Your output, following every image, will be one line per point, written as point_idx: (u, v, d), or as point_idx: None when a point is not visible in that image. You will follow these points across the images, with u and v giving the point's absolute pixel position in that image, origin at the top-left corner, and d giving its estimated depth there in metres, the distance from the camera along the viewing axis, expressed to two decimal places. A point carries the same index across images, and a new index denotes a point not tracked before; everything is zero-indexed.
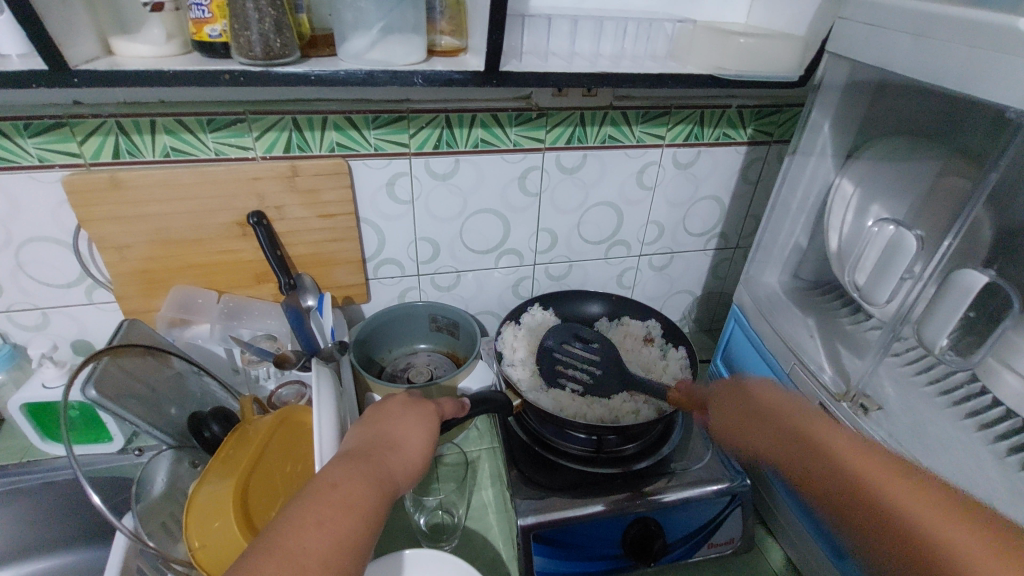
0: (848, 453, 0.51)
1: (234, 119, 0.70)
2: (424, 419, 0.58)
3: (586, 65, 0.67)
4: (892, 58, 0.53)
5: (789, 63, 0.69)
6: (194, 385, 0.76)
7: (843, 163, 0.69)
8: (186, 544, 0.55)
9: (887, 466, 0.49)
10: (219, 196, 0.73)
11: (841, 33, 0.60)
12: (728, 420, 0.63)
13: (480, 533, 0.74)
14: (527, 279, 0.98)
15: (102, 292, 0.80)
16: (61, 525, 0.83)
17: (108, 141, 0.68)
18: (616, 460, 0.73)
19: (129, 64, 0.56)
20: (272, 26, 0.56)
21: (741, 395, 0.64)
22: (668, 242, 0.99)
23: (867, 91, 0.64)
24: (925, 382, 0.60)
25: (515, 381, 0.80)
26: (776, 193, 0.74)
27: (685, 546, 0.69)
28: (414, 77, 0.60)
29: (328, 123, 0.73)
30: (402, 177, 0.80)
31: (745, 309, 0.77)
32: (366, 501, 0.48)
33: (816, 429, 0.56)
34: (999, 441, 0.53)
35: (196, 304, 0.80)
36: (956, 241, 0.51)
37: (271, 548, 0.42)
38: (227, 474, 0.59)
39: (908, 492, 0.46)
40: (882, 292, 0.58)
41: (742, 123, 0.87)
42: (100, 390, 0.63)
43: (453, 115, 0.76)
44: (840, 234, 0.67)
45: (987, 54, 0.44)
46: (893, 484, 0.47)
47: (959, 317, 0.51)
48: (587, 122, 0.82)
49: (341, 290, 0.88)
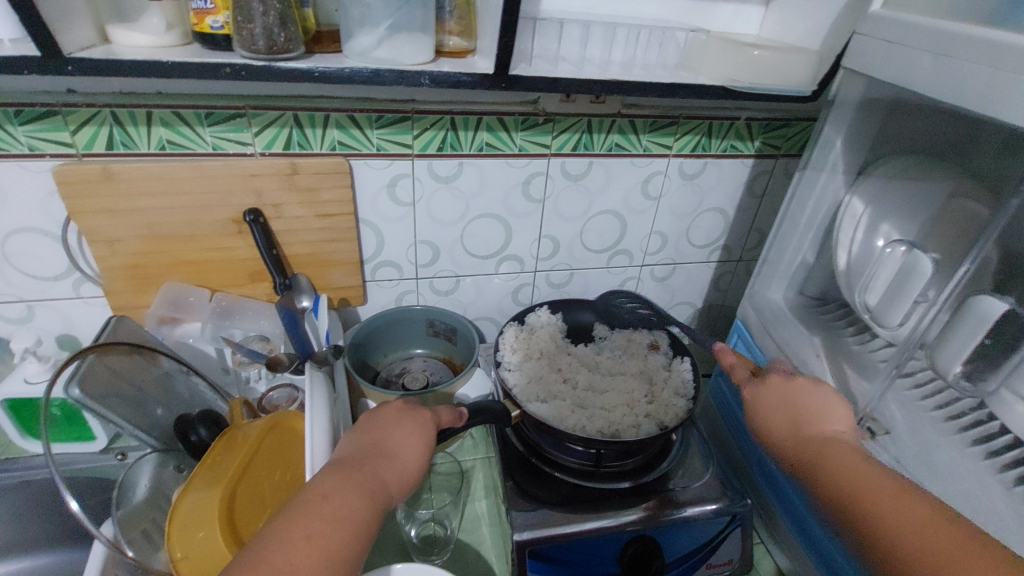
0: (866, 471, 0.47)
1: (233, 114, 0.68)
2: (420, 427, 0.56)
3: (596, 71, 0.66)
4: (911, 76, 0.52)
5: (802, 77, 0.67)
6: (182, 385, 0.73)
7: (853, 181, 0.68)
8: (169, 555, 0.52)
9: (907, 498, 0.44)
10: (215, 192, 0.71)
11: (858, 49, 0.59)
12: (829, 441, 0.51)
13: (472, 546, 0.73)
14: (527, 286, 0.96)
15: (90, 287, 0.78)
16: (37, 525, 0.80)
17: (102, 131, 0.66)
18: (614, 475, 0.71)
19: (126, 53, 0.54)
20: (277, 20, 0.54)
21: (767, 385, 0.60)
22: (671, 253, 0.98)
23: (880, 109, 0.63)
24: (931, 407, 0.59)
25: (513, 390, 0.77)
26: (784, 209, 0.73)
27: (683, 567, 0.67)
28: (421, 77, 0.59)
29: (330, 120, 0.71)
30: (403, 179, 0.78)
31: (748, 324, 0.76)
32: (357, 513, 0.46)
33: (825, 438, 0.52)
34: (1007, 470, 0.52)
35: (187, 303, 0.77)
36: (973, 267, 0.50)
37: (255, 563, 0.40)
38: (214, 483, 0.57)
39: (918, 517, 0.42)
40: (895, 314, 0.57)
41: (750, 136, 0.86)
42: (84, 388, 0.61)
43: (459, 117, 0.75)
44: (849, 252, 0.66)
45: (1010, 76, 0.43)
46: (901, 515, 0.43)
47: (973, 346, 0.51)
48: (595, 128, 0.80)
49: (338, 292, 0.86)
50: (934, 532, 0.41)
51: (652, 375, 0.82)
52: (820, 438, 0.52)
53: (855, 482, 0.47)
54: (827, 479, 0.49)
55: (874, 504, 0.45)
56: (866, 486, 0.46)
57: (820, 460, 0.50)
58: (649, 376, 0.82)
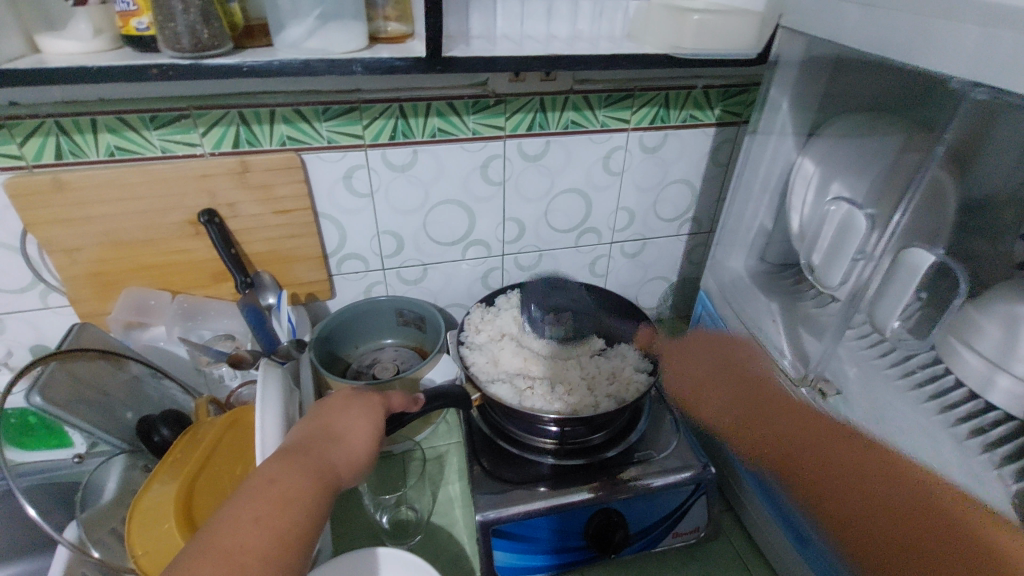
0: (845, 455, 0.55)
1: (178, 115, 0.68)
2: (368, 410, 0.57)
3: (538, 48, 0.65)
4: (842, 31, 0.50)
5: (747, 39, 0.64)
6: (151, 388, 0.75)
7: (804, 141, 0.66)
8: (131, 552, 0.54)
9: (866, 464, 0.54)
10: (169, 195, 0.72)
11: (794, 8, 0.57)
12: (772, 420, 0.63)
13: (444, 528, 0.74)
14: (496, 270, 0.96)
15: (57, 297, 0.79)
16: (13, 534, 0.81)
17: (50, 142, 0.67)
18: (581, 450, 0.71)
19: (54, 61, 0.54)
20: (199, 16, 0.54)
21: (718, 345, 0.74)
22: (640, 228, 0.97)
23: (824, 67, 0.61)
24: (887, 364, 0.60)
25: (471, 370, 0.77)
26: (739, 174, 0.72)
27: (647, 539, 0.68)
28: (353, 65, 0.58)
29: (277, 116, 0.71)
30: (359, 170, 0.78)
31: (710, 295, 0.77)
32: (306, 493, 0.47)
33: (794, 409, 0.61)
34: (960, 424, 0.53)
35: (149, 306, 0.78)
36: (905, 218, 0.52)
37: (205, 547, 0.41)
38: (175, 477, 0.59)
39: (883, 497, 0.52)
40: (834, 274, 0.58)
41: (708, 104, 0.85)
42: (46, 395, 0.62)
43: (407, 104, 0.74)
44: (801, 214, 0.66)
45: (929, 22, 0.41)
46: (883, 485, 0.52)
47: (905, 301, 0.52)
48: (548, 107, 0.80)
49: (303, 287, 0.86)
50: (941, 511, 0.48)
51: (598, 361, 0.79)
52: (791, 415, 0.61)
53: (870, 470, 0.53)
54: (803, 473, 0.59)
55: (862, 492, 0.54)
56: (863, 486, 0.54)
57: (796, 457, 0.60)
58: (607, 372, 0.77)
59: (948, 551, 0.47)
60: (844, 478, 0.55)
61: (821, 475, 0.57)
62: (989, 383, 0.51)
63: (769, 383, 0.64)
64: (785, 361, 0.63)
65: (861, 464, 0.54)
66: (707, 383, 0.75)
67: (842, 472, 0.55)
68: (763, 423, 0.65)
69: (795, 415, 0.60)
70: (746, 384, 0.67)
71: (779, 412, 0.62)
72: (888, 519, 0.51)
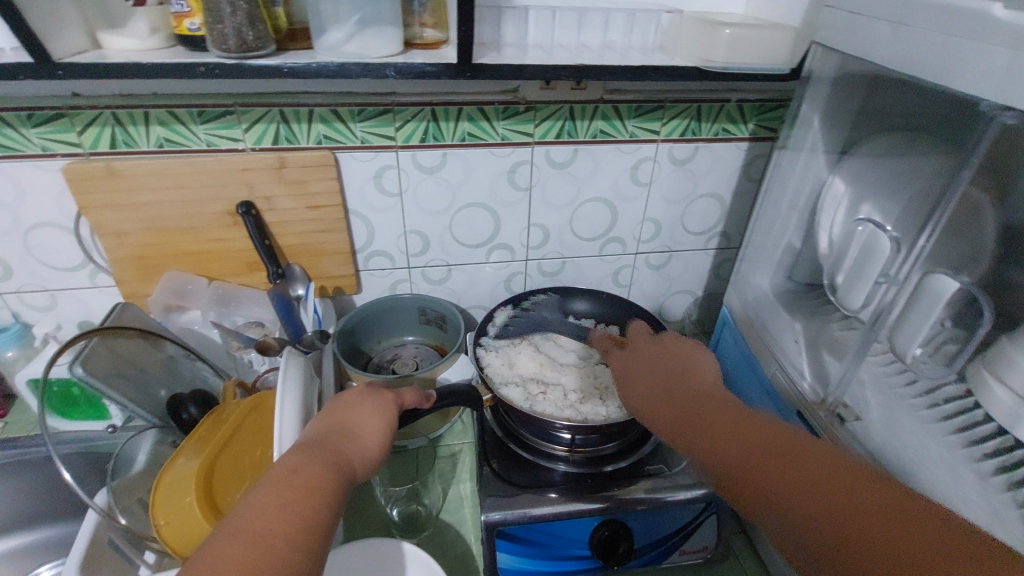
0: (813, 469, 0.42)
1: (223, 112, 0.72)
2: (381, 407, 0.59)
3: (567, 57, 0.66)
4: (875, 46, 0.49)
5: (780, 54, 0.65)
6: (184, 368, 0.79)
7: (836, 160, 0.65)
8: (154, 521, 0.58)
9: (862, 482, 0.40)
10: (210, 186, 0.76)
11: (828, 23, 0.56)
12: (709, 408, 0.52)
13: (453, 526, 0.75)
14: (519, 275, 0.97)
15: (105, 277, 0.84)
16: (51, 498, 0.87)
17: (105, 132, 0.71)
18: (591, 459, 0.71)
19: (114, 57, 0.58)
20: (245, 19, 0.57)
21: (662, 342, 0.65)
22: (666, 240, 0.97)
23: (859, 84, 0.60)
24: (914, 394, 0.58)
25: (487, 370, 0.78)
26: (768, 190, 0.74)
27: (655, 551, 0.68)
28: (386, 69, 0.60)
29: (314, 115, 0.74)
30: (389, 170, 0.81)
31: (733, 312, 0.78)
32: (325, 484, 0.48)
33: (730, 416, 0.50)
34: (986, 460, 0.51)
35: (187, 291, 0.83)
36: (930, 241, 0.52)
37: (237, 529, 0.42)
38: (200, 452, 0.62)
39: (838, 490, 0.40)
40: (856, 297, 0.59)
41: (742, 118, 0.84)
42: (86, 368, 0.67)
43: (439, 108, 0.76)
44: (831, 234, 0.65)
45: (959, 41, 0.40)
46: (859, 495, 0.39)
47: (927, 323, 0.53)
48: (577, 115, 0.80)
49: (331, 280, 0.89)
50: (866, 501, 0.38)
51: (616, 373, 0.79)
52: (747, 430, 0.48)
53: (833, 481, 0.41)
54: (793, 480, 0.42)
55: (808, 502, 0.40)
56: (801, 490, 0.41)
57: (753, 473, 0.44)
58: None
59: (928, 554, 0.34)
60: (883, 532, 0.36)
61: (805, 499, 0.40)
62: (1018, 419, 0.48)
63: (699, 378, 0.57)
64: (804, 385, 0.64)
65: (804, 467, 0.42)
66: (664, 383, 0.58)
67: (809, 471, 0.42)
68: (717, 436, 0.49)
69: (698, 394, 0.55)
70: (670, 358, 0.62)
71: (707, 401, 0.53)
72: (859, 495, 0.39)
